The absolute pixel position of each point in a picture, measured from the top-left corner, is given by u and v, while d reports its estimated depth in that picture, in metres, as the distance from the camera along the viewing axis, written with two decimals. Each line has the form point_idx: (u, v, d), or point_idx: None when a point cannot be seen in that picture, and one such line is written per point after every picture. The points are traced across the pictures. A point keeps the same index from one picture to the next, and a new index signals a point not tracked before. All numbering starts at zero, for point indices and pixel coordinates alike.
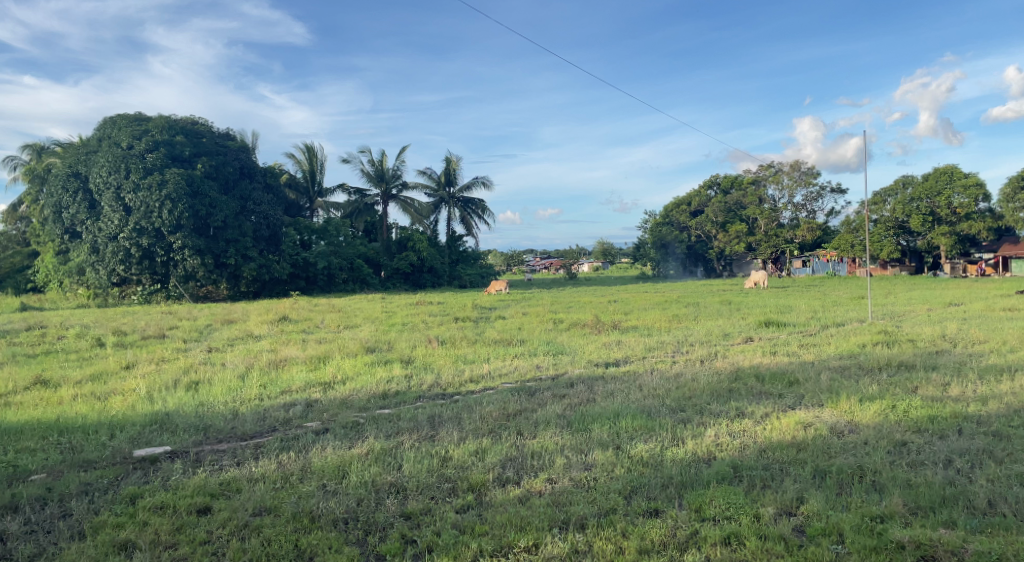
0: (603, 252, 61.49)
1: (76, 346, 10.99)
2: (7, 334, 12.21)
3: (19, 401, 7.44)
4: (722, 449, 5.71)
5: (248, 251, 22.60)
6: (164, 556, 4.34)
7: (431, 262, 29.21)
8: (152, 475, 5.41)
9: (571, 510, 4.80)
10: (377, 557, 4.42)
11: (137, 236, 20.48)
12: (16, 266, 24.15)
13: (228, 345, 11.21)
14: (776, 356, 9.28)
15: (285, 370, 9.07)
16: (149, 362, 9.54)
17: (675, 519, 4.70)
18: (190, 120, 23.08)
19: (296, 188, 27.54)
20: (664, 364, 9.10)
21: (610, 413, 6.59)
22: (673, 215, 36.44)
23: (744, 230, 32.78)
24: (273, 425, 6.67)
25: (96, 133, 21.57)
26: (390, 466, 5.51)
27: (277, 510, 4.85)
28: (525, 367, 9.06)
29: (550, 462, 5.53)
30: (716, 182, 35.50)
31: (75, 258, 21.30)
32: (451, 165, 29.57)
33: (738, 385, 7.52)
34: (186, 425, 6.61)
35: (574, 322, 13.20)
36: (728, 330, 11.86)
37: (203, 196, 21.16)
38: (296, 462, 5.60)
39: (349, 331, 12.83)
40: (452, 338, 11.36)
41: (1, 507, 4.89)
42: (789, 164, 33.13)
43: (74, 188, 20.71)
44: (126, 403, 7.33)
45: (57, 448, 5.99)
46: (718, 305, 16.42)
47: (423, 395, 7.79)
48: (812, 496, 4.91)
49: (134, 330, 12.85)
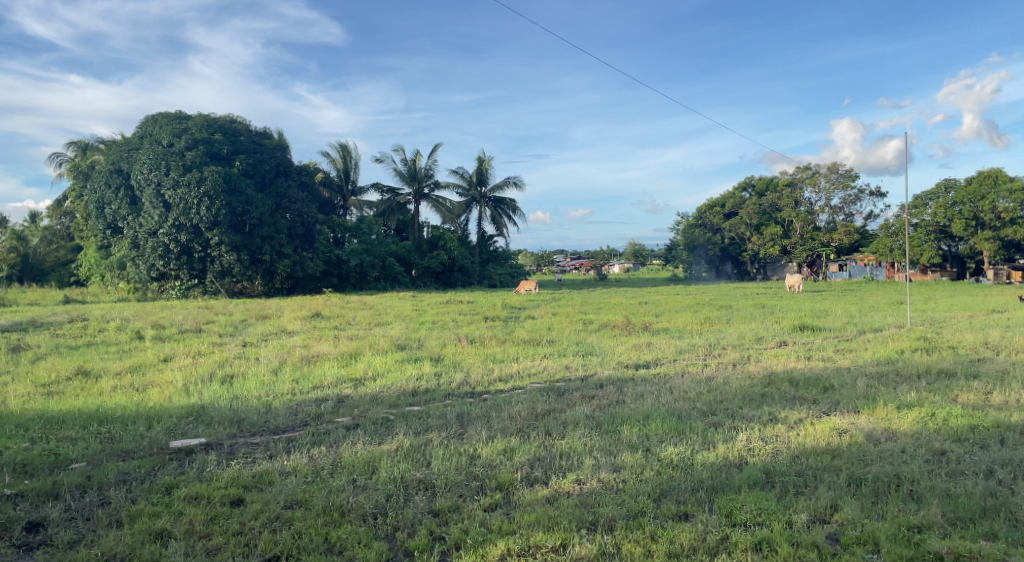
0: (634, 252, 61.10)
1: (116, 338, 11.28)
2: (51, 325, 12.58)
3: (61, 391, 7.66)
4: (754, 454, 5.64)
5: (283, 248, 22.93)
6: (198, 546, 4.42)
7: (462, 262, 29.31)
8: (186, 466, 5.52)
9: (600, 511, 4.78)
10: (406, 553, 4.45)
11: (176, 232, 20.92)
12: (60, 260, 24.86)
13: (263, 340, 11.40)
14: (811, 361, 9.13)
15: (317, 365, 9.19)
16: (186, 355, 9.75)
17: (705, 523, 4.65)
18: (228, 119, 23.50)
19: (330, 186, 27.86)
20: (695, 366, 9.02)
21: (641, 414, 6.55)
22: (706, 216, 35.87)
23: (779, 233, 32.31)
24: (305, 420, 6.77)
25: (138, 131, 22.10)
26: (419, 462, 5.55)
27: (308, 504, 4.91)
28: (554, 367, 9.05)
29: (578, 463, 5.52)
30: (751, 184, 35.02)
31: (117, 253, 21.86)
32: (484, 165, 29.64)
33: (771, 390, 7.41)
34: (221, 417, 6.74)
35: (604, 323, 13.13)
36: (762, 334, 11.71)
37: (240, 193, 21.52)
38: (326, 456, 5.67)
39: (378, 328, 12.94)
40: (482, 338, 11.36)
41: (42, 494, 5.04)
42: (827, 166, 32.56)
43: (116, 184, 21.22)
44: (163, 395, 7.50)
45: (97, 438, 6.15)
46: (752, 308, 16.21)
47: (452, 393, 7.82)
48: (846, 504, 4.83)
49: (173, 324, 13.15)
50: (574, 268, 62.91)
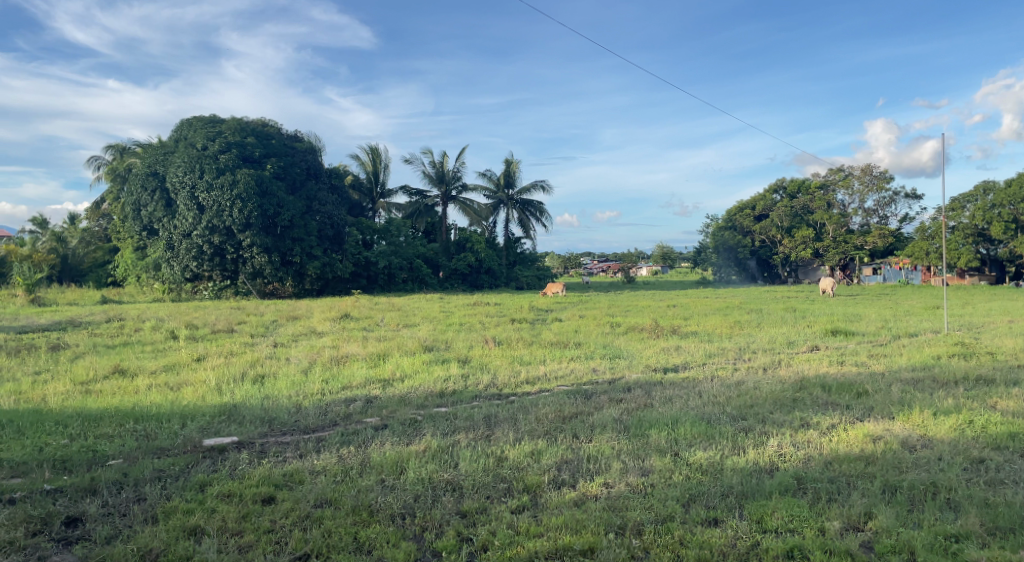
0: (663, 253, 60.62)
1: (151, 337, 11.52)
2: (90, 325, 12.87)
3: (99, 388, 7.85)
4: (786, 460, 5.57)
5: (313, 250, 23.22)
6: (230, 543, 4.49)
7: (489, 263, 29.40)
8: (219, 464, 5.62)
9: (628, 515, 4.76)
10: (434, 554, 4.48)
11: (210, 234, 21.29)
12: (98, 261, 25.42)
13: (293, 341, 11.55)
14: (843, 366, 8.98)
15: (346, 366, 9.28)
16: (219, 355, 9.92)
17: (735, 529, 4.61)
18: (261, 122, 23.85)
19: (360, 189, 28.16)
20: (725, 370, 8.94)
21: (669, 418, 6.50)
22: (736, 219, 35.33)
23: (811, 236, 31.90)
24: (334, 419, 6.84)
25: (173, 135, 22.56)
26: (447, 464, 5.57)
27: (337, 503, 4.97)
28: (582, 370, 9.06)
29: (606, 467, 5.49)
30: (782, 186, 34.54)
31: (153, 254, 22.32)
32: (511, 167, 29.69)
33: (803, 395, 7.31)
34: (253, 417, 6.84)
35: (631, 326, 13.06)
36: (793, 338, 11.56)
37: (272, 196, 21.83)
38: (355, 456, 5.73)
39: (407, 330, 13.02)
40: (509, 340, 11.39)
41: (81, 489, 5.17)
42: (861, 168, 32.04)
43: (152, 186, 21.65)
44: (197, 394, 7.65)
45: (133, 435, 6.29)
46: (782, 312, 15.99)
47: (479, 394, 7.85)
48: (881, 512, 4.74)
49: (206, 324, 13.37)
50: (602, 270, 62.71)
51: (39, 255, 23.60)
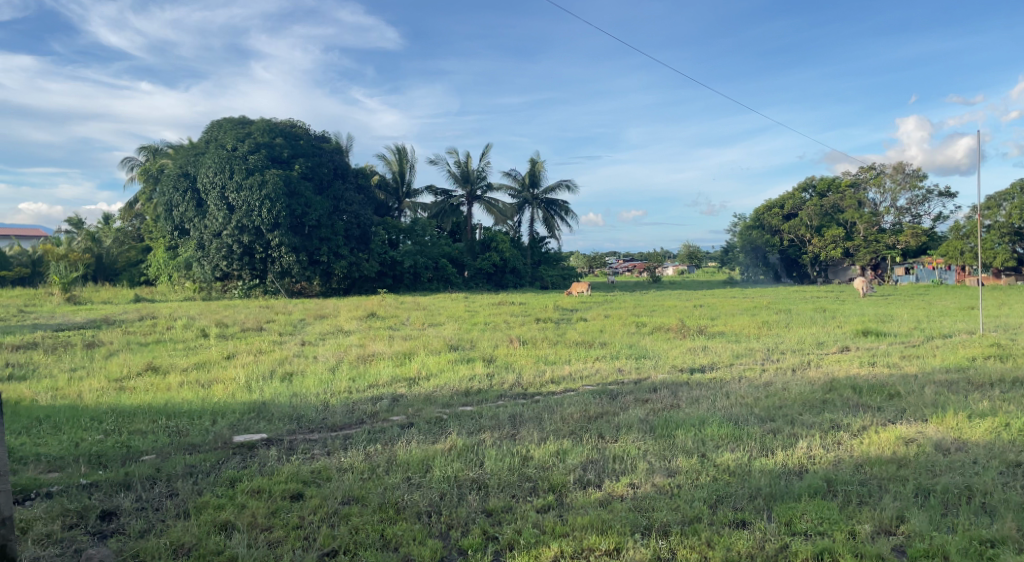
0: (690, 252, 60.02)
1: (182, 336, 11.72)
2: (124, 323, 13.12)
3: (133, 385, 8.01)
4: (815, 462, 5.50)
5: (340, 249, 23.46)
6: (260, 538, 4.55)
7: (514, 263, 29.42)
8: (249, 460, 5.70)
9: (654, 516, 4.74)
10: (460, 552, 4.50)
11: (239, 234, 21.59)
12: (131, 260, 25.91)
13: (320, 339, 11.68)
14: (875, 367, 8.84)
15: (372, 364, 9.37)
16: (248, 353, 10.05)
17: (764, 531, 4.57)
18: (289, 124, 24.10)
19: (385, 189, 28.37)
20: (753, 371, 8.86)
21: (695, 419, 6.46)
22: (764, 218, 34.84)
23: (841, 235, 31.43)
24: (361, 417, 6.91)
25: (203, 136, 22.93)
26: (472, 462, 5.60)
27: (364, 500, 5.02)
28: (607, 369, 9.03)
29: (632, 467, 5.47)
30: (811, 185, 34.06)
31: (184, 253, 22.69)
32: (536, 167, 29.67)
33: (833, 396, 7.21)
34: (281, 414, 6.94)
35: (657, 326, 12.97)
36: (822, 339, 11.39)
37: (300, 196, 22.09)
38: (382, 454, 5.78)
39: (432, 329, 13.07)
40: (534, 339, 11.39)
41: (116, 483, 5.28)
42: (892, 166, 31.49)
43: (183, 187, 22.03)
44: (227, 391, 7.77)
45: (165, 431, 6.41)
46: (812, 312, 15.75)
47: (504, 394, 7.87)
48: (913, 515, 4.67)
49: (235, 323, 13.56)
50: (628, 269, 62.31)
51: (75, 255, 24.14)
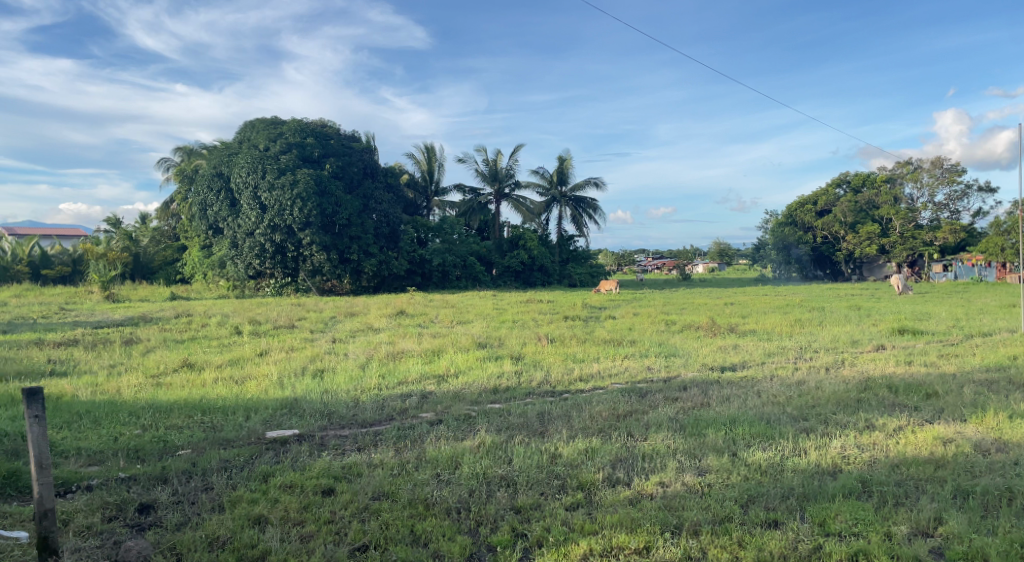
0: (720, 251, 59.16)
1: (217, 333, 11.93)
2: (159, 321, 13.39)
3: (169, 381, 8.18)
4: (849, 462, 5.41)
5: (369, 248, 23.66)
6: (293, 533, 4.61)
7: (542, 261, 29.40)
8: (282, 456, 5.79)
9: (684, 515, 4.71)
10: (489, 548, 4.52)
11: (272, 233, 21.89)
12: (167, 259, 26.44)
13: (351, 337, 11.80)
14: (911, 366, 8.66)
15: (402, 362, 9.44)
16: (280, 350, 10.20)
17: (797, 532, 4.51)
18: (320, 124, 24.36)
19: (414, 188, 28.56)
20: (785, 370, 8.74)
21: (726, 418, 6.39)
22: (797, 214, 34.26)
23: (876, 231, 30.85)
24: (391, 414, 6.97)
25: (237, 136, 23.31)
26: (501, 459, 5.62)
27: (394, 496, 5.06)
28: (636, 368, 8.98)
29: (661, 466, 5.44)
30: (846, 180, 33.45)
31: (218, 252, 23.08)
32: (564, 165, 29.60)
33: (868, 395, 7.08)
34: (313, 410, 7.03)
35: (687, 324, 12.84)
36: (857, 337, 11.19)
37: (330, 195, 22.33)
38: (411, 451, 5.83)
39: (461, 327, 13.12)
40: (563, 337, 11.34)
41: (152, 477, 5.40)
42: (930, 161, 30.82)
43: (217, 187, 22.42)
44: (260, 388, 7.90)
45: (201, 427, 6.54)
46: (847, 310, 15.48)
47: (533, 391, 7.87)
48: (952, 517, 4.57)
49: (268, 320, 13.75)
50: (657, 268, 61.73)
51: (114, 254, 24.69)
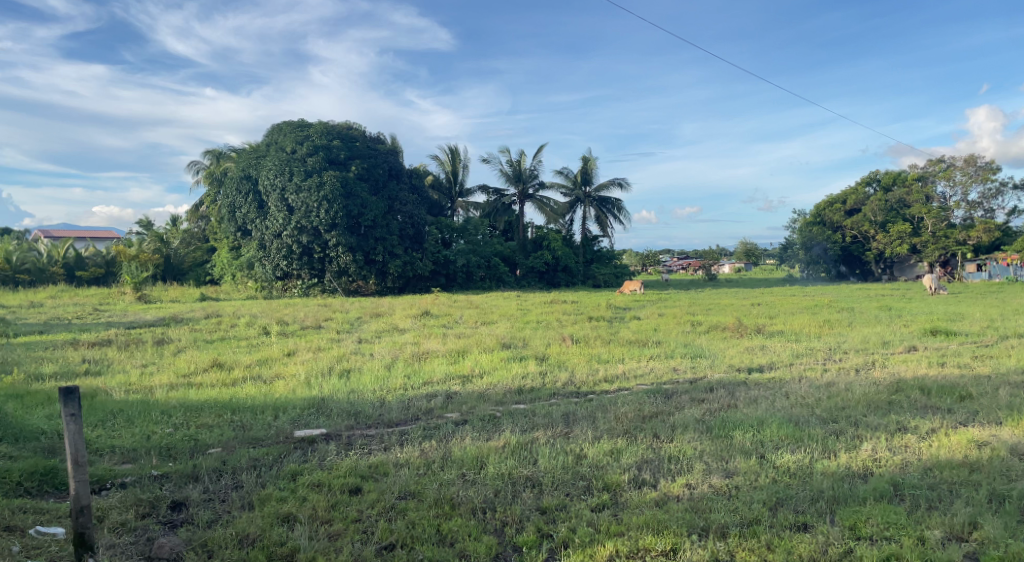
0: (746, 252, 58.54)
1: (245, 333, 12.11)
2: (190, 321, 13.62)
3: (199, 381, 8.33)
4: (880, 465, 5.33)
5: (394, 249, 23.84)
6: (321, 531, 4.66)
7: (566, 261, 29.33)
8: (310, 454, 5.86)
9: (711, 517, 4.67)
10: (515, 548, 4.53)
11: (299, 234, 22.14)
12: (197, 260, 26.86)
13: (376, 337, 11.90)
14: (944, 368, 8.50)
15: (427, 362, 9.50)
16: (308, 350, 10.32)
17: (827, 535, 4.45)
18: (346, 126, 24.56)
19: (439, 189, 28.69)
20: (814, 371, 8.63)
21: (754, 420, 6.33)
22: (825, 214, 33.83)
23: (907, 231, 30.34)
24: (416, 414, 7.01)
25: (265, 139, 23.59)
26: (526, 460, 5.62)
27: (420, 496, 5.10)
28: (662, 369, 8.93)
29: (688, 467, 5.41)
30: (875, 178, 32.93)
31: (247, 253, 23.40)
32: (589, 165, 29.50)
33: (900, 397, 6.97)
34: (340, 409, 7.10)
35: (713, 325, 12.74)
36: (888, 338, 11.01)
37: (356, 196, 22.51)
38: (437, 450, 5.86)
39: (485, 327, 13.15)
40: (587, 338, 11.32)
41: (184, 475, 5.49)
42: (963, 159, 30.23)
43: (246, 189, 22.74)
44: (288, 387, 8.01)
45: (230, 426, 6.63)
46: (878, 311, 15.24)
47: (558, 392, 7.87)
48: (987, 521, 4.48)
49: (295, 321, 13.92)
50: (681, 269, 61.34)
51: (146, 255, 25.16)
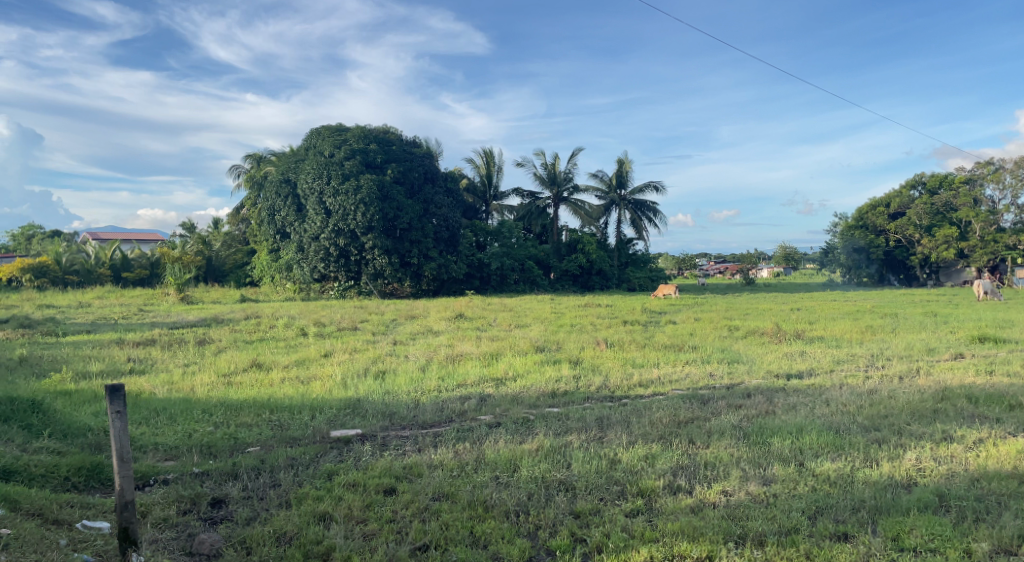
0: (786, 256, 57.58)
1: (284, 334, 12.31)
2: (231, 322, 13.91)
3: (239, 380, 8.49)
4: (924, 475, 5.20)
5: (429, 251, 23.99)
6: (356, 530, 4.71)
7: (601, 265, 29.16)
8: (345, 455, 5.93)
9: (748, 525, 4.60)
10: (548, 552, 4.52)
11: (336, 237, 22.45)
12: (237, 262, 27.43)
13: (411, 339, 11.98)
14: (992, 376, 8.23)
15: (461, 364, 9.54)
16: (344, 351, 10.44)
17: (869, 546, 4.35)
18: (383, 130, 24.83)
19: (474, 192, 28.82)
20: (856, 378, 8.43)
21: (793, 426, 6.22)
22: (868, 217, 33.17)
23: (954, 235, 29.51)
24: (450, 416, 7.04)
25: (304, 143, 23.98)
26: (560, 464, 5.60)
27: (454, 497, 5.12)
28: (698, 374, 8.82)
29: (724, 474, 5.34)
30: (920, 181, 32.15)
31: (285, 256, 23.78)
32: (624, 167, 29.33)
33: (945, 406, 6.78)
34: (375, 410, 7.18)
35: (752, 330, 12.54)
36: (933, 345, 10.72)
37: (392, 200, 22.74)
38: (471, 452, 5.87)
39: (519, 331, 13.16)
40: (622, 342, 11.25)
41: (224, 473, 5.61)
42: (1014, 161, 29.31)
43: (285, 193, 23.16)
44: (325, 387, 8.13)
45: (269, 425, 6.75)
46: (923, 317, 14.86)
47: (592, 396, 7.84)
48: None
49: (332, 322, 14.10)
50: (719, 272, 60.63)
51: (188, 257, 25.77)
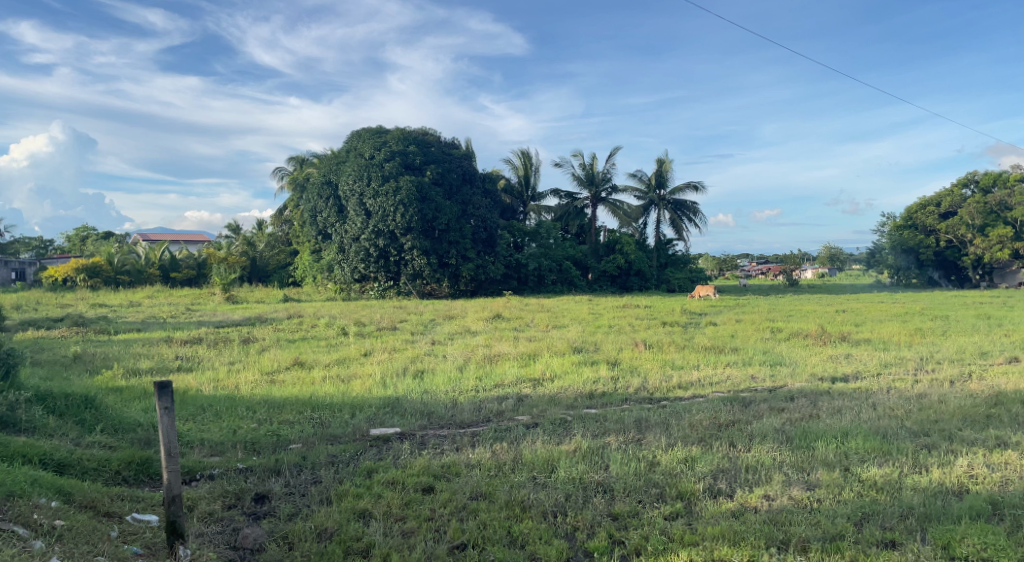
0: (832, 257, 56.32)
1: (325, 333, 12.50)
2: (274, 321, 14.18)
3: (281, 379, 8.63)
4: (977, 481, 5.04)
5: (467, 252, 24.09)
6: (396, 528, 4.76)
7: (639, 265, 28.91)
8: (384, 453, 5.99)
9: (791, 530, 4.51)
10: (586, 554, 4.49)
11: (376, 238, 22.72)
12: (281, 263, 27.95)
13: (449, 339, 12.06)
14: None
15: (498, 365, 9.56)
16: (383, 351, 10.56)
17: (917, 553, 4.24)
18: (422, 131, 25.02)
19: (511, 193, 28.85)
20: (903, 382, 8.20)
21: (838, 431, 6.09)
22: (918, 216, 32.29)
23: (1009, 235, 28.57)
24: (488, 416, 7.07)
25: (345, 145, 24.31)
26: (598, 465, 5.58)
27: (492, 497, 5.13)
28: (740, 377, 8.67)
29: (766, 478, 5.24)
30: (973, 180, 31.20)
31: (327, 256, 24.15)
32: (663, 168, 29.03)
33: (1000, 411, 6.55)
34: (414, 409, 7.24)
35: (795, 332, 12.31)
36: (987, 349, 10.37)
37: (431, 201, 22.90)
38: (508, 452, 5.88)
39: (558, 331, 13.13)
40: (660, 343, 11.16)
41: (267, 469, 5.72)
42: None
43: (326, 195, 23.52)
44: (364, 386, 8.22)
45: (310, 422, 6.86)
46: (975, 320, 14.41)
47: (630, 398, 7.79)
48: None
49: (372, 322, 14.25)
50: (761, 273, 59.63)
51: (233, 258, 26.34)
